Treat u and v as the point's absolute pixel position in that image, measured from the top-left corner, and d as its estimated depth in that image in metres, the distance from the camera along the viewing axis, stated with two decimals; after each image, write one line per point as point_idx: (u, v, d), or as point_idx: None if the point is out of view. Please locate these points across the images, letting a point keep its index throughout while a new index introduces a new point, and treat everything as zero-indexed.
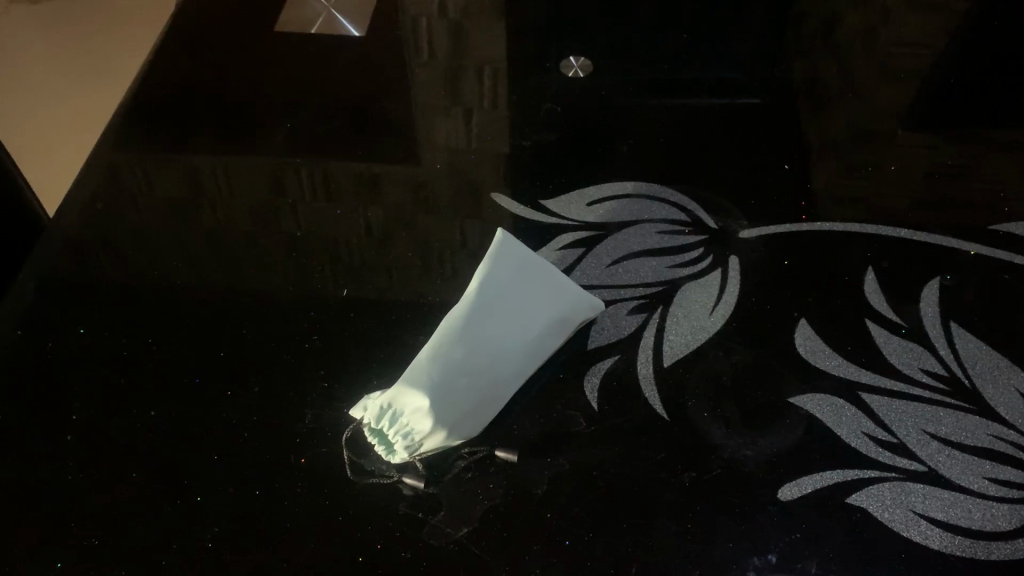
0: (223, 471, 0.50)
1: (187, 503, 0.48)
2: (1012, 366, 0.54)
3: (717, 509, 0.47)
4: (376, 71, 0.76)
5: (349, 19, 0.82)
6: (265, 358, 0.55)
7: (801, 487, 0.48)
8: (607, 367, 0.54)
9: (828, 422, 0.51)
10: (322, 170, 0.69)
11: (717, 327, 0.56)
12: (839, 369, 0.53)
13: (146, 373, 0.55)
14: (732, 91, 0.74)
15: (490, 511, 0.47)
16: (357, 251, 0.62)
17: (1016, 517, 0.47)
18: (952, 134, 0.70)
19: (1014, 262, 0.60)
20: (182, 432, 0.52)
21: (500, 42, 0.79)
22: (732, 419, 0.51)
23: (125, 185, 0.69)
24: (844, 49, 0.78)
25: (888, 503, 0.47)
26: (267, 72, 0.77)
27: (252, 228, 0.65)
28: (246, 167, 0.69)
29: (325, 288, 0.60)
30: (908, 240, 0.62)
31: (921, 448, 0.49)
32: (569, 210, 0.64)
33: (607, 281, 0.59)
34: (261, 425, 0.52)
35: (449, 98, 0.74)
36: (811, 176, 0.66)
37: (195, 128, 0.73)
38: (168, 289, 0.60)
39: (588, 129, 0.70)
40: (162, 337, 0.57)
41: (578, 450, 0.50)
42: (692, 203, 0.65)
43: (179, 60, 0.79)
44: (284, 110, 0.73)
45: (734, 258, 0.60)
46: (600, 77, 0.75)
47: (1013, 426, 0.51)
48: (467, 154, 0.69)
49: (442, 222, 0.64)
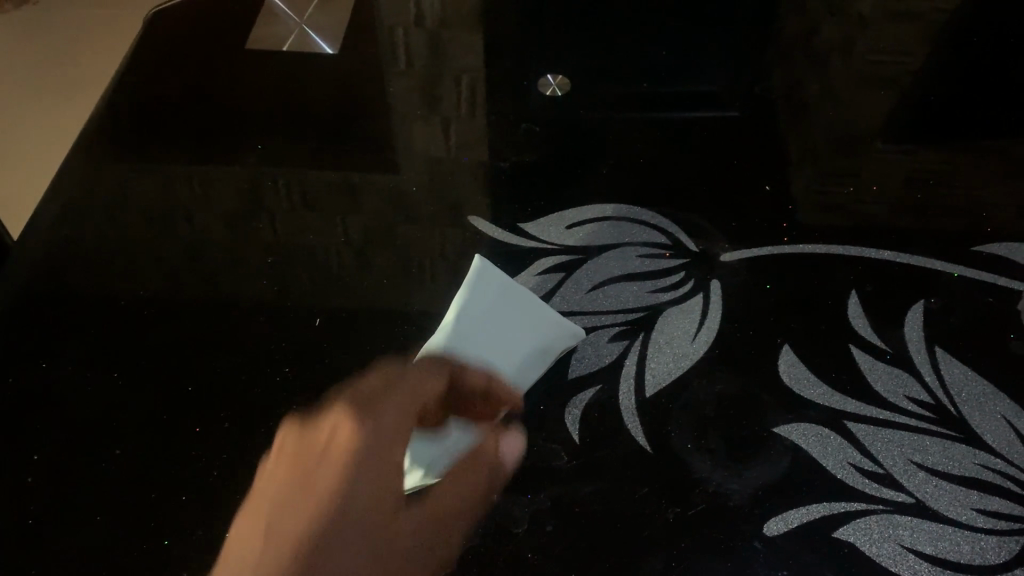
0: (193, 513, 0.48)
1: (153, 547, 0.47)
2: (997, 393, 0.53)
3: (701, 547, 0.46)
4: (350, 84, 0.75)
5: (322, 33, 0.80)
6: (235, 392, 0.54)
7: (787, 521, 0.47)
8: (587, 399, 0.52)
9: (813, 453, 0.50)
10: (292, 188, 0.67)
11: (699, 355, 0.55)
12: (823, 398, 0.52)
13: (112, 411, 0.53)
14: (711, 106, 0.72)
15: (469, 552, 0.46)
16: (328, 273, 0.60)
17: (1005, 550, 0.46)
18: (934, 144, 0.69)
19: (998, 283, 0.59)
20: (150, 473, 0.50)
21: (476, 55, 0.77)
22: (716, 452, 0.50)
23: (91, 205, 0.67)
24: (823, 59, 0.77)
25: (876, 537, 0.46)
26: (239, 86, 0.75)
27: (220, 249, 0.63)
28: (217, 185, 0.67)
29: (296, 314, 0.58)
30: (893, 260, 0.60)
31: (908, 479, 0.49)
32: (548, 233, 0.63)
33: (588, 307, 0.58)
34: (232, 463, 0.50)
35: (423, 111, 0.73)
36: (793, 193, 0.65)
37: (162, 146, 0.71)
38: (135, 316, 0.59)
39: (566, 146, 0.69)
40: (128, 372, 0.55)
41: (558, 485, 0.49)
42: (671, 225, 0.63)
43: (146, 74, 0.77)
44: (255, 126, 0.72)
45: (716, 283, 0.59)
46: (577, 92, 0.74)
47: (999, 455, 0.50)
48: (442, 170, 0.68)
49: (415, 239, 0.63)
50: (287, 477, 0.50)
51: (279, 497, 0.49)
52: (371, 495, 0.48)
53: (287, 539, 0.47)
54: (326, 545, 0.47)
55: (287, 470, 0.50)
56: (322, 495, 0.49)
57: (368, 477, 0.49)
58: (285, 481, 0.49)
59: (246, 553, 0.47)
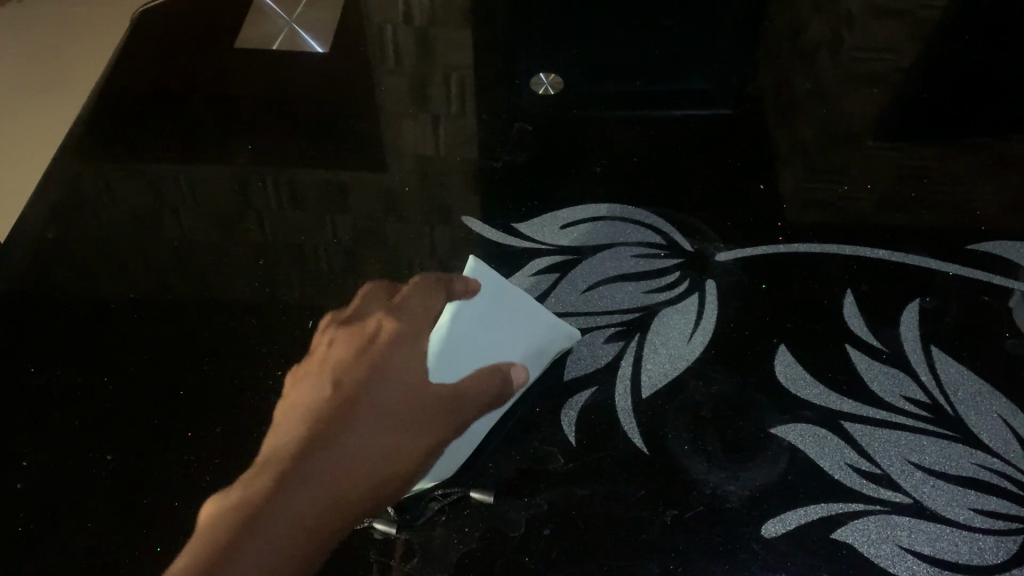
0: (186, 519, 0.48)
1: (146, 554, 0.47)
2: (993, 392, 0.53)
3: (700, 549, 0.46)
4: (340, 83, 0.74)
5: (311, 31, 0.79)
6: (227, 396, 0.53)
7: (785, 523, 0.47)
8: (583, 401, 0.52)
9: (810, 453, 0.50)
10: (282, 188, 0.66)
11: (696, 356, 0.54)
12: (820, 398, 0.52)
13: (102, 417, 0.53)
14: (703, 103, 0.72)
15: (465, 557, 0.46)
16: (319, 274, 0.60)
17: (1002, 549, 0.46)
18: (927, 141, 0.69)
19: (992, 282, 0.59)
20: (141, 479, 0.50)
21: (467, 53, 0.77)
22: (713, 454, 0.50)
23: (79, 207, 0.66)
24: (815, 56, 0.76)
25: (874, 538, 0.46)
26: (229, 85, 0.74)
27: (210, 250, 0.62)
28: (206, 184, 0.67)
29: (289, 316, 0.57)
30: (888, 258, 0.60)
31: (906, 479, 0.49)
32: (541, 234, 0.62)
33: (583, 308, 0.57)
34: (225, 468, 0.50)
35: (413, 109, 0.72)
36: (787, 191, 0.65)
37: (149, 145, 0.70)
38: (125, 319, 0.58)
39: (558, 145, 0.69)
40: (118, 376, 0.55)
41: (555, 488, 0.48)
42: (666, 225, 0.63)
43: (134, 72, 0.76)
44: (245, 125, 0.71)
45: (711, 283, 0.59)
46: (569, 91, 0.73)
47: (996, 454, 0.50)
48: (434, 169, 0.67)
49: (407, 239, 0.62)
50: (340, 349, 0.50)
51: (327, 365, 0.50)
52: (406, 357, 0.48)
53: (323, 382, 0.49)
54: (352, 389, 0.47)
55: (340, 344, 0.51)
56: (359, 356, 0.49)
57: (403, 348, 0.49)
58: (337, 352, 0.50)
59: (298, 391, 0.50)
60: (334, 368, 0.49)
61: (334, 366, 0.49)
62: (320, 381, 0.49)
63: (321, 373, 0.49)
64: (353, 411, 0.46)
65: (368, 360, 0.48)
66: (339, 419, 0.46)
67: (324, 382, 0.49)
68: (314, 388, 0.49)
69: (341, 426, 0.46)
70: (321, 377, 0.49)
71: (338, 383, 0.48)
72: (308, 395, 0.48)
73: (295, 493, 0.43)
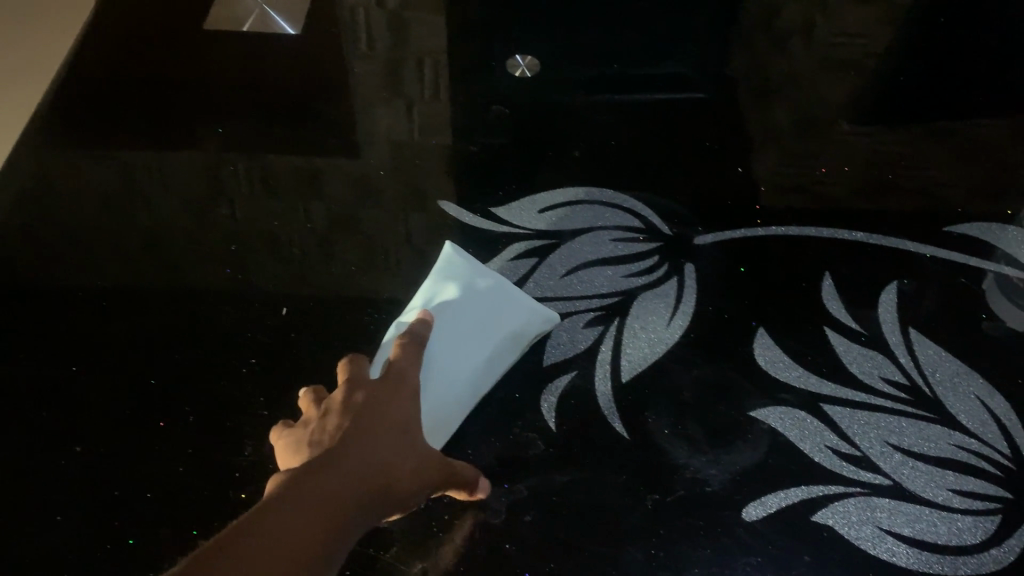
0: (159, 511, 0.47)
1: (118, 546, 0.46)
2: (970, 373, 0.53)
3: (681, 533, 0.46)
4: (313, 67, 0.73)
5: (282, 14, 0.78)
6: (201, 385, 0.52)
7: (765, 506, 0.47)
8: (563, 385, 0.52)
9: (790, 437, 0.49)
10: (256, 174, 0.65)
11: (675, 340, 0.54)
12: (800, 380, 0.52)
13: (71, 408, 0.52)
14: (680, 86, 0.72)
15: (446, 544, 0.46)
16: (293, 261, 0.59)
17: (981, 530, 0.46)
18: (902, 125, 0.69)
19: (969, 264, 0.59)
20: (112, 471, 0.49)
21: (442, 35, 0.76)
22: (693, 437, 0.49)
23: (44, 193, 0.64)
24: (790, 38, 0.76)
25: (855, 520, 0.46)
26: (199, 69, 0.73)
27: (181, 236, 0.61)
28: (177, 170, 0.65)
29: (262, 304, 0.56)
30: (866, 242, 0.60)
31: (885, 460, 0.49)
32: (519, 218, 0.62)
33: (562, 293, 0.57)
34: (199, 458, 0.49)
35: (388, 94, 0.71)
36: (764, 175, 0.64)
37: (117, 130, 0.68)
38: (94, 307, 0.57)
39: (535, 130, 0.68)
40: (87, 366, 0.54)
41: (536, 475, 0.48)
42: (645, 208, 0.63)
43: (101, 55, 0.74)
44: (216, 110, 0.69)
45: (690, 266, 0.58)
46: (544, 74, 0.73)
47: (975, 435, 0.50)
48: (410, 153, 0.66)
49: (384, 224, 0.61)
50: (355, 393, 0.45)
51: (339, 412, 0.44)
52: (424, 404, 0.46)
53: (332, 426, 0.43)
54: (362, 433, 0.42)
55: (355, 388, 0.45)
56: (374, 405, 0.44)
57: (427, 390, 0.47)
58: (352, 395, 0.45)
59: (299, 444, 0.44)
60: (347, 413, 0.44)
61: (347, 412, 0.44)
62: (328, 425, 0.43)
63: (330, 421, 0.44)
64: (354, 456, 0.41)
65: (382, 409, 0.44)
66: (343, 461, 0.40)
67: (333, 429, 0.43)
68: (322, 432, 0.43)
69: (341, 467, 0.40)
70: (330, 424, 0.44)
71: (348, 426, 0.43)
72: (316, 443, 0.43)
73: (287, 517, 0.37)
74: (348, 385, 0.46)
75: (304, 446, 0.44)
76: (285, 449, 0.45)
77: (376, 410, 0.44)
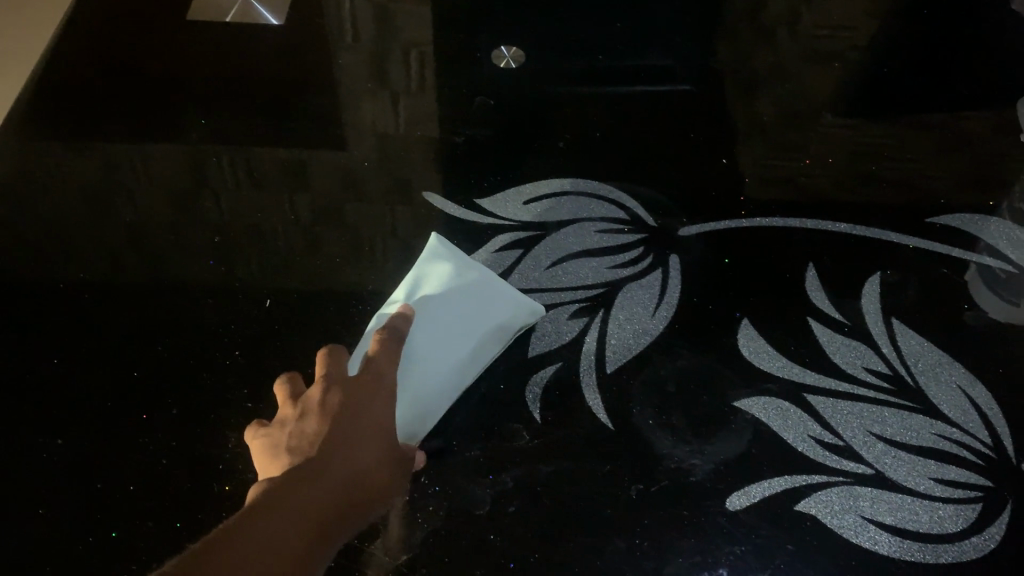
0: (142, 504, 0.47)
1: (101, 539, 0.46)
2: (952, 362, 0.53)
3: (666, 523, 0.46)
4: (298, 58, 0.72)
5: (266, 4, 0.77)
6: (184, 378, 0.52)
7: (749, 496, 0.47)
8: (548, 376, 0.52)
9: (774, 426, 0.50)
10: (240, 166, 0.64)
11: (660, 330, 0.54)
12: (783, 370, 0.52)
13: (54, 400, 0.51)
14: (666, 78, 0.72)
15: (430, 535, 0.46)
16: (278, 253, 0.59)
17: (962, 518, 0.47)
18: (885, 117, 0.69)
19: (951, 255, 0.60)
20: (95, 464, 0.49)
21: (427, 26, 0.75)
22: (678, 428, 0.50)
23: (27, 184, 0.64)
24: (775, 29, 0.76)
25: (837, 509, 0.47)
26: (183, 60, 0.72)
27: (165, 228, 0.60)
28: (160, 162, 0.65)
29: (246, 296, 0.56)
30: (850, 233, 0.60)
31: (867, 450, 0.49)
32: (504, 209, 0.62)
33: (547, 284, 0.57)
34: (183, 451, 0.49)
35: (373, 85, 0.71)
36: (749, 166, 0.65)
37: (100, 121, 0.68)
38: (76, 299, 0.56)
39: (520, 121, 0.68)
40: (70, 358, 0.53)
41: (521, 466, 0.48)
42: (630, 200, 0.63)
43: (84, 45, 0.74)
44: (200, 101, 0.69)
45: (675, 257, 0.59)
46: (530, 65, 0.72)
47: (956, 424, 0.50)
48: (395, 145, 0.66)
49: (368, 216, 0.61)
50: (331, 393, 0.46)
51: (317, 416, 0.45)
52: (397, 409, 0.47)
53: (310, 433, 0.44)
54: (339, 442, 0.44)
55: (331, 387, 0.46)
56: (351, 409, 0.45)
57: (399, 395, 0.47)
58: (328, 396, 0.45)
59: (276, 448, 0.45)
60: (326, 418, 0.45)
61: (326, 416, 0.45)
62: (306, 431, 0.44)
63: (308, 424, 0.45)
64: (323, 475, 0.42)
65: (359, 412, 0.45)
66: (319, 473, 0.42)
67: (313, 433, 0.44)
68: (300, 439, 0.44)
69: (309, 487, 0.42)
70: (310, 428, 0.44)
71: (329, 433, 0.44)
72: (295, 449, 0.44)
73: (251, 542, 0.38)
74: (323, 383, 0.46)
75: (282, 451, 0.44)
76: (259, 450, 0.45)
77: (354, 414, 0.45)
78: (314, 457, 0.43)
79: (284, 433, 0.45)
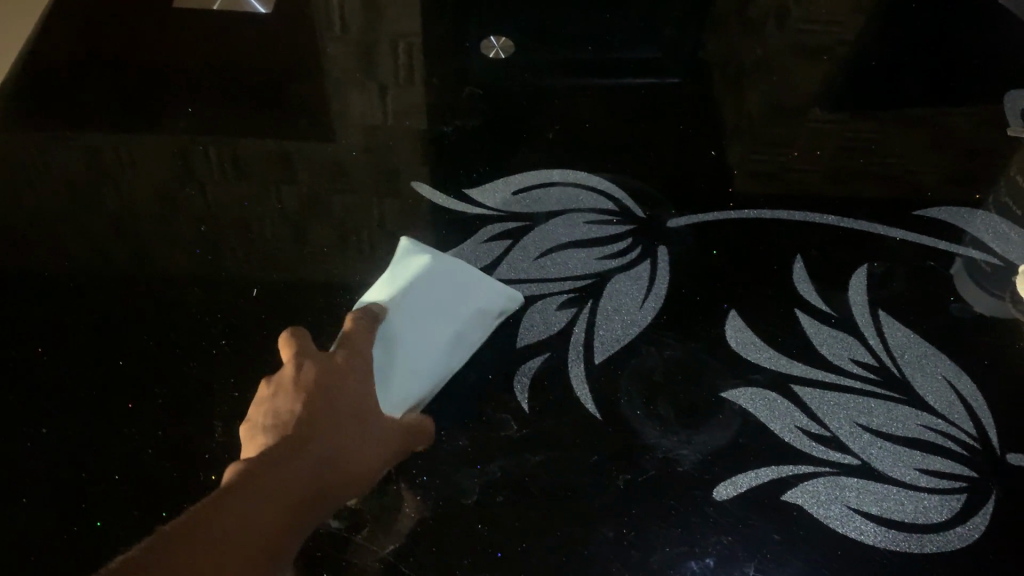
0: (127, 494, 0.47)
1: (85, 529, 0.45)
2: (938, 354, 0.54)
3: (653, 513, 0.46)
4: (286, 47, 0.72)
5: None
6: (170, 368, 0.52)
7: (736, 486, 0.47)
8: (536, 366, 0.52)
9: (761, 417, 0.50)
10: (227, 155, 0.64)
11: (648, 321, 0.54)
12: (770, 361, 0.52)
13: (38, 390, 0.51)
14: (655, 70, 0.72)
15: (418, 525, 0.45)
16: (264, 243, 0.58)
17: (947, 508, 0.47)
18: (873, 110, 0.69)
19: (938, 248, 0.60)
20: (79, 453, 0.48)
21: (416, 17, 0.75)
22: (665, 418, 0.50)
23: (11, 172, 0.63)
24: (763, 22, 0.76)
25: (824, 499, 0.47)
26: (170, 48, 0.72)
27: (150, 218, 0.60)
28: (146, 151, 0.64)
29: (232, 286, 0.56)
30: (837, 226, 0.61)
31: (854, 440, 0.49)
32: (493, 200, 0.62)
33: (535, 275, 0.57)
34: (169, 440, 0.49)
35: (361, 75, 0.70)
36: (737, 159, 0.65)
37: (85, 109, 0.67)
38: (60, 289, 0.56)
39: (509, 112, 0.68)
40: (54, 348, 0.53)
41: (508, 456, 0.48)
42: (619, 191, 0.63)
43: (69, 33, 0.73)
44: (187, 89, 0.69)
45: (663, 248, 0.59)
46: (519, 56, 0.72)
47: (942, 415, 0.51)
48: (383, 135, 0.66)
49: (356, 206, 0.61)
50: (304, 368, 0.45)
51: (291, 393, 0.44)
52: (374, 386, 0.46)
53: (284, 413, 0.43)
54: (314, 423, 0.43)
55: (303, 363, 0.46)
56: (326, 385, 0.44)
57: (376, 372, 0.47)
58: (302, 375, 0.45)
59: (253, 430, 0.44)
60: (299, 395, 0.44)
61: (299, 392, 0.44)
62: (281, 411, 0.43)
63: (281, 403, 0.44)
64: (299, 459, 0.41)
65: (335, 390, 0.44)
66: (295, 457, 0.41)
67: (286, 412, 0.43)
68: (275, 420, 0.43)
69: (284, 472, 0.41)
70: (284, 407, 0.44)
71: (303, 412, 0.43)
72: (270, 428, 0.43)
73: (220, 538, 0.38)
74: (296, 360, 0.46)
75: (258, 431, 0.44)
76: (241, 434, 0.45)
77: (328, 391, 0.44)
78: (289, 438, 0.42)
79: (260, 413, 0.44)
